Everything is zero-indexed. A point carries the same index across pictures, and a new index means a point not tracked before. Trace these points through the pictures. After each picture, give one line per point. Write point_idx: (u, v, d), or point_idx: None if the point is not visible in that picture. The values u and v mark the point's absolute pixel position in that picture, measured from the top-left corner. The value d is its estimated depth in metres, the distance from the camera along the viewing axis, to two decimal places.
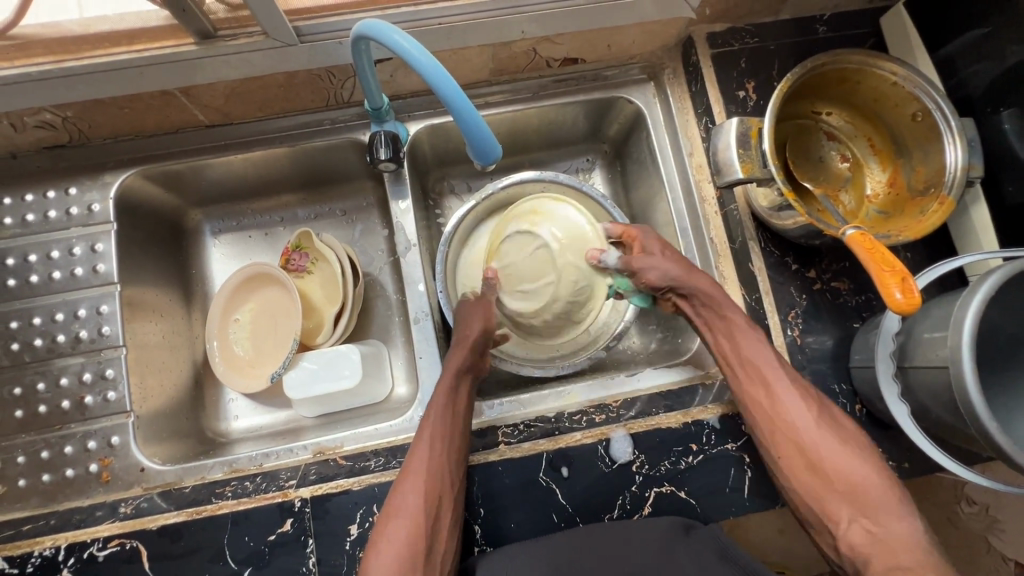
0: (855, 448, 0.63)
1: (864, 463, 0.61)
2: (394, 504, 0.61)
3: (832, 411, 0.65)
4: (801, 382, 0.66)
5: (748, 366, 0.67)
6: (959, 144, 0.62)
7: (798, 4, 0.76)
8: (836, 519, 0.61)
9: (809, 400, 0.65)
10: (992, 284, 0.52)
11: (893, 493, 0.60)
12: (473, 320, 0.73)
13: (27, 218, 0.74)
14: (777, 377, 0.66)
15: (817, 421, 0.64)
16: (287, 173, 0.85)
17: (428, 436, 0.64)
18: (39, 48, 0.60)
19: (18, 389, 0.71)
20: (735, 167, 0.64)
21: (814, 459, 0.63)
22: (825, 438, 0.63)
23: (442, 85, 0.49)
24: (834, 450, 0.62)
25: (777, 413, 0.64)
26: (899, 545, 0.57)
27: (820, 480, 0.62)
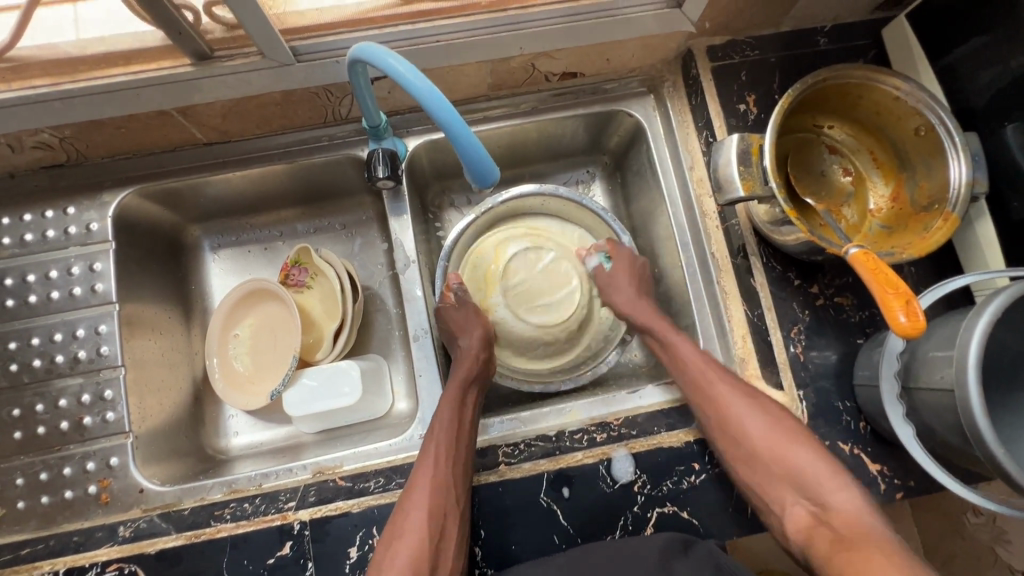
0: (789, 431, 0.63)
1: (801, 445, 0.62)
2: (397, 525, 0.60)
3: (761, 397, 0.66)
4: (727, 375, 0.68)
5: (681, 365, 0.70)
6: (964, 160, 0.61)
7: (799, 16, 0.75)
8: (781, 506, 0.62)
9: (738, 391, 0.66)
10: (997, 307, 0.51)
11: (831, 469, 0.60)
12: (473, 324, 0.75)
13: (26, 238, 0.74)
14: (707, 373, 0.68)
15: (750, 408, 0.65)
16: (286, 188, 0.85)
17: (431, 453, 0.63)
18: (36, 70, 0.60)
19: (17, 410, 0.71)
20: (735, 184, 0.63)
21: (752, 447, 0.63)
22: (757, 424, 0.64)
23: (437, 109, 0.49)
24: (768, 436, 0.63)
25: (710, 407, 0.66)
26: (844, 523, 0.57)
27: (761, 468, 0.63)
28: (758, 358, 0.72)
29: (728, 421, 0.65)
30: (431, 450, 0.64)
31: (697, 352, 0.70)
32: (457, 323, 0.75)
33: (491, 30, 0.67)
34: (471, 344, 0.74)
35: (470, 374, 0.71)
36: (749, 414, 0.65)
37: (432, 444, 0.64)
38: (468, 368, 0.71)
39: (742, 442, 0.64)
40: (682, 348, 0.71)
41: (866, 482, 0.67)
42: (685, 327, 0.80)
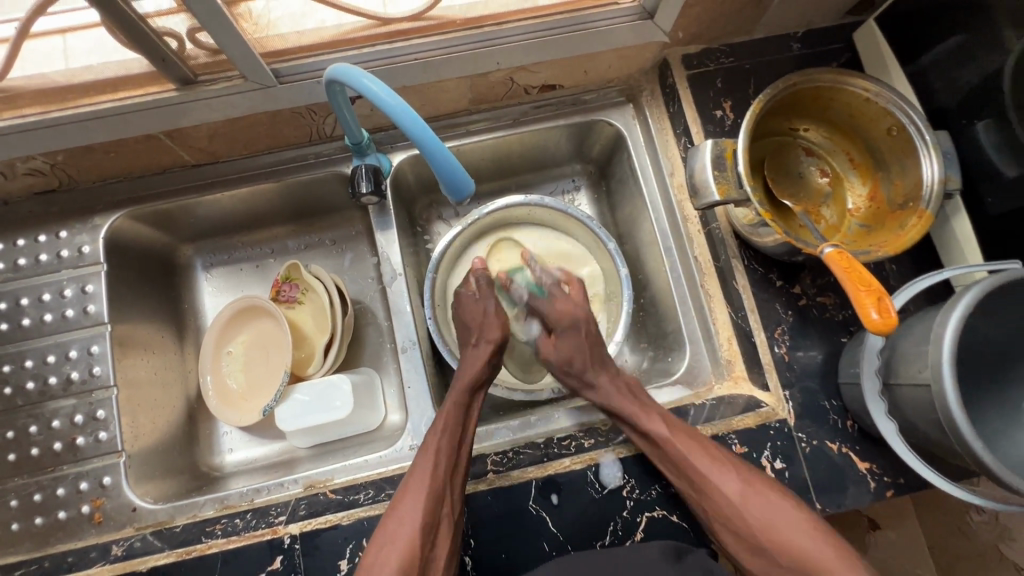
0: (791, 515, 0.59)
1: (805, 529, 0.58)
2: (389, 525, 0.60)
3: (755, 478, 0.62)
4: (725, 459, 0.63)
5: (675, 458, 0.63)
6: (935, 157, 0.62)
7: (770, 24, 0.77)
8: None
9: (732, 477, 0.61)
10: (970, 299, 0.52)
11: (838, 553, 0.56)
12: (490, 329, 0.75)
13: (20, 262, 0.75)
14: (697, 463, 0.62)
15: (745, 496, 0.60)
16: (275, 206, 0.86)
17: (430, 458, 0.64)
18: (25, 100, 0.62)
19: (11, 432, 0.71)
20: (710, 189, 0.64)
21: (757, 538, 0.60)
22: (760, 513, 0.59)
23: (412, 127, 0.50)
24: (766, 524, 0.59)
25: (704, 497, 0.61)
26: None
27: (765, 556, 0.60)
28: (744, 360, 0.74)
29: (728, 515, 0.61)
30: (430, 453, 0.64)
31: (688, 438, 0.64)
32: (477, 320, 0.76)
33: (468, 46, 0.69)
34: (481, 349, 0.74)
35: (476, 380, 0.71)
36: (749, 505, 0.60)
37: (431, 447, 0.65)
38: (473, 374, 0.71)
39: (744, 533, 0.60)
40: (669, 440, 0.64)
41: (856, 481, 0.67)
42: (672, 331, 0.81)
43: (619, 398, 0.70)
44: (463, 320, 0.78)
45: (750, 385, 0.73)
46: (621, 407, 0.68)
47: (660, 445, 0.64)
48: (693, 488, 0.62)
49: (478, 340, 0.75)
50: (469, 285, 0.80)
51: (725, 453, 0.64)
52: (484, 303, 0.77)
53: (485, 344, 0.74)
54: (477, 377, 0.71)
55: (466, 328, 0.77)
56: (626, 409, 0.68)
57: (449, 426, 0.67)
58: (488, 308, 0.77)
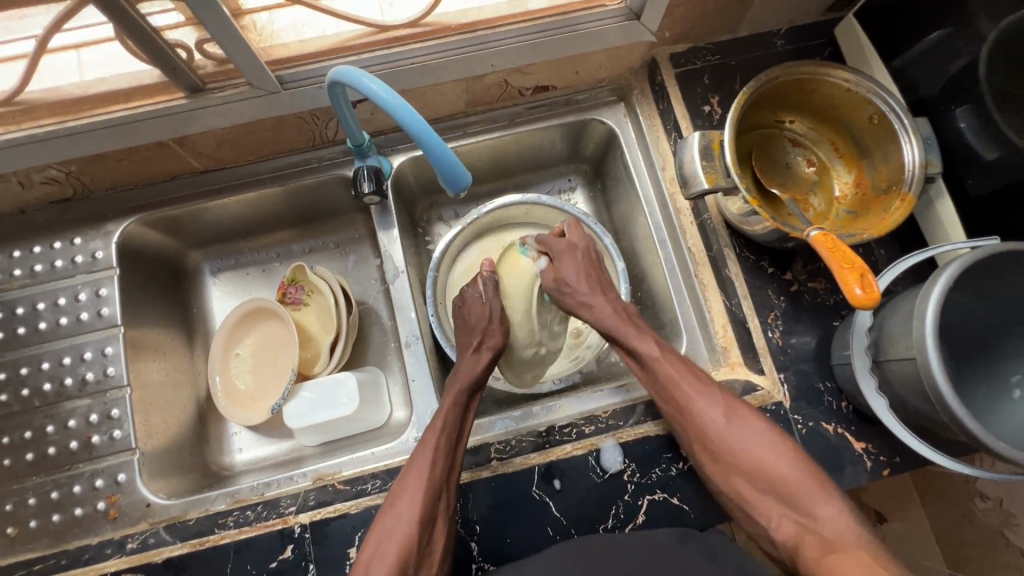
0: (771, 439, 0.62)
1: (783, 453, 0.60)
2: (387, 520, 0.61)
3: (737, 404, 0.64)
4: (709, 382, 0.66)
5: (663, 378, 0.67)
6: (915, 142, 0.65)
7: (754, 22, 0.80)
8: (762, 516, 0.60)
9: (715, 397, 0.65)
10: (952, 273, 0.55)
11: (815, 480, 0.58)
12: (492, 335, 0.78)
13: (36, 268, 0.78)
14: (685, 383, 0.65)
15: (728, 418, 0.63)
16: (280, 211, 0.89)
17: (428, 455, 0.65)
18: (43, 111, 0.65)
19: (29, 432, 0.74)
20: (700, 178, 0.67)
21: (734, 460, 0.61)
22: (740, 436, 0.62)
23: (411, 123, 0.53)
24: (743, 445, 0.62)
25: (687, 418, 0.64)
26: (833, 533, 0.55)
27: (740, 478, 0.61)
28: (740, 347, 0.75)
29: (710, 436, 0.63)
30: (428, 451, 0.65)
31: (676, 362, 0.68)
32: (480, 321, 0.78)
33: (463, 50, 0.72)
34: (481, 355, 0.76)
35: (474, 384, 0.73)
36: (730, 427, 0.63)
37: (429, 445, 0.66)
38: (471, 377, 0.73)
39: (724, 457, 0.62)
40: (657, 359, 0.68)
41: (852, 461, 0.68)
42: (667, 322, 0.82)
43: (612, 322, 0.73)
44: (463, 319, 0.80)
45: (746, 370, 0.73)
46: (612, 329, 0.73)
47: (648, 365, 0.68)
48: (678, 408, 0.65)
49: (480, 345, 0.77)
50: (476, 285, 0.82)
51: (710, 378, 0.67)
52: (487, 305, 0.80)
53: (486, 351, 0.76)
54: (475, 381, 0.73)
55: (467, 331, 0.78)
56: (618, 336, 0.72)
57: (447, 425, 0.68)
58: (492, 309, 0.79)
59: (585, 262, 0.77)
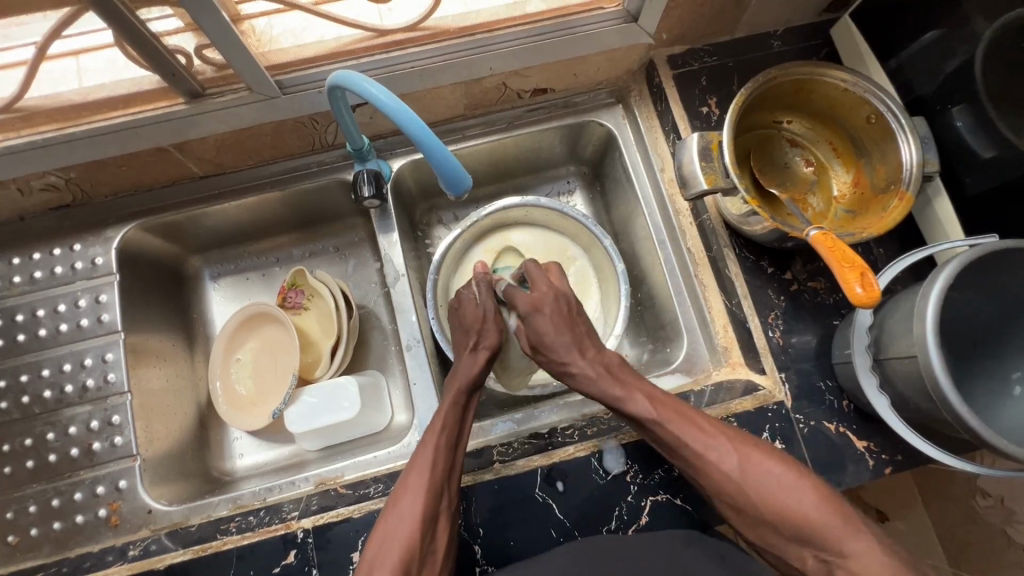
0: (790, 482, 0.59)
1: (803, 495, 0.58)
2: (388, 521, 0.61)
3: (749, 447, 0.62)
4: (714, 429, 0.63)
5: (664, 435, 0.64)
6: (912, 141, 0.66)
7: (751, 23, 0.80)
8: (794, 560, 0.58)
9: (724, 447, 0.62)
10: (951, 271, 0.55)
11: (839, 516, 0.56)
12: (489, 335, 0.76)
13: (35, 275, 0.78)
14: (688, 440, 0.62)
15: (740, 467, 0.60)
16: (280, 215, 0.89)
17: (428, 455, 0.64)
18: (43, 118, 0.65)
19: (29, 440, 0.73)
20: (699, 179, 0.67)
21: (754, 509, 0.59)
22: (755, 484, 0.59)
23: (411, 126, 0.53)
24: (762, 493, 0.59)
25: (698, 474, 0.62)
26: (864, 571, 0.52)
27: (766, 527, 0.59)
28: (740, 347, 0.75)
29: (726, 490, 0.61)
30: (429, 450, 0.65)
31: (677, 414, 0.64)
32: (477, 323, 0.76)
33: (461, 53, 0.72)
34: (479, 355, 0.74)
35: (472, 386, 0.72)
36: (746, 478, 0.60)
37: (429, 443, 0.65)
38: (469, 376, 0.72)
39: (744, 508, 0.60)
40: (654, 419, 0.64)
41: (854, 460, 0.68)
42: (668, 323, 0.82)
43: (601, 380, 0.69)
44: (461, 321, 0.78)
45: (746, 370, 0.74)
46: (601, 391, 0.69)
47: (646, 424, 0.65)
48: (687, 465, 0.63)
49: (476, 345, 0.75)
50: (471, 287, 0.80)
51: (716, 424, 0.64)
52: (479, 308, 0.77)
53: (483, 351, 0.75)
54: (475, 382, 0.72)
55: (465, 333, 0.77)
56: (607, 393, 0.68)
57: (447, 426, 0.67)
58: (486, 309, 0.77)
59: (559, 317, 0.73)
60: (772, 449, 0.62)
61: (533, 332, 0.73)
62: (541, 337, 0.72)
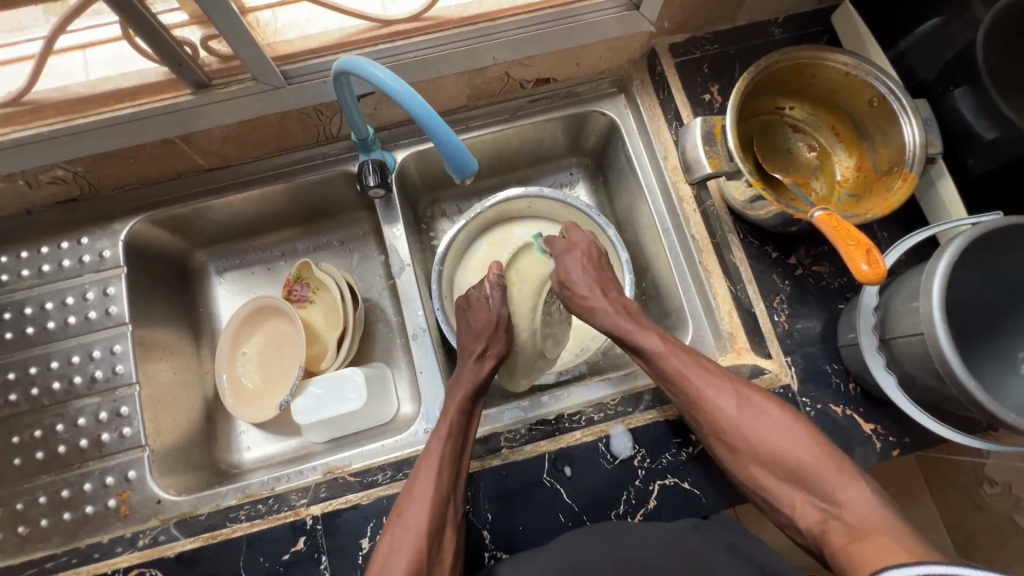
0: (786, 424, 0.61)
1: (798, 439, 0.60)
2: (395, 530, 0.60)
3: (748, 390, 0.64)
4: (717, 372, 0.65)
5: (670, 372, 0.66)
6: (915, 123, 0.66)
7: (751, 11, 0.81)
8: (784, 504, 0.60)
9: (724, 386, 0.64)
10: (955, 249, 0.55)
11: (835, 463, 0.58)
12: (494, 341, 0.77)
13: (43, 268, 0.79)
14: (691, 376, 0.65)
15: (739, 406, 0.63)
16: (285, 209, 0.90)
17: (433, 461, 0.64)
18: (49, 111, 0.65)
19: (38, 431, 0.74)
20: (703, 163, 0.68)
21: (749, 447, 0.61)
22: (753, 425, 0.62)
23: (417, 110, 0.55)
24: (758, 433, 0.61)
25: (698, 412, 0.64)
26: (859, 520, 0.54)
27: (759, 466, 0.61)
28: (746, 332, 0.75)
29: (723, 427, 0.63)
30: (434, 458, 0.64)
31: (683, 356, 0.67)
32: (484, 326, 0.77)
33: (465, 43, 0.72)
34: (485, 363, 0.75)
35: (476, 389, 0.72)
36: (743, 416, 0.62)
37: (435, 453, 0.65)
38: (474, 382, 0.72)
39: (738, 447, 0.62)
40: (661, 355, 0.67)
41: (861, 442, 0.68)
42: (673, 310, 0.82)
43: (617, 315, 0.73)
44: (469, 320, 0.79)
45: (752, 355, 0.74)
46: (615, 324, 0.72)
47: (652, 360, 0.68)
48: (686, 401, 0.65)
49: (483, 352, 0.76)
50: (483, 288, 0.81)
51: (719, 369, 0.66)
52: (488, 308, 0.79)
53: (489, 358, 0.76)
54: (478, 387, 0.72)
55: (472, 336, 0.77)
56: (620, 329, 0.72)
57: (452, 431, 0.67)
58: (498, 316, 0.78)
59: (587, 260, 0.78)
60: (769, 396, 0.64)
61: (563, 270, 0.78)
62: (570, 276, 0.77)
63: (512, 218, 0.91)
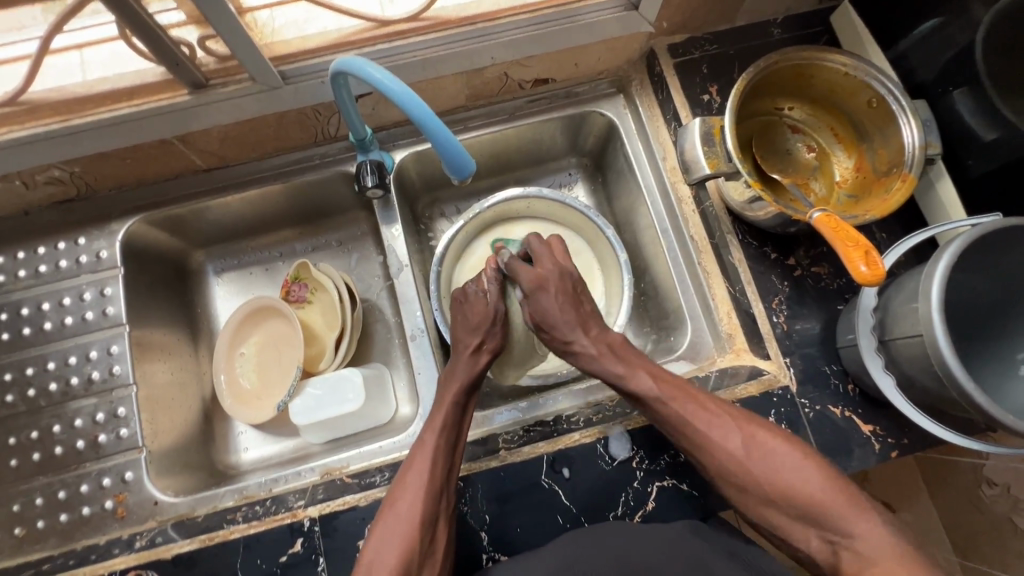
0: (795, 459, 0.60)
1: (808, 473, 0.59)
2: (386, 521, 0.61)
3: (753, 427, 0.63)
4: (721, 411, 0.64)
5: (670, 417, 0.64)
6: (914, 124, 0.66)
7: (751, 11, 0.81)
8: (798, 540, 0.59)
9: (727, 424, 0.63)
10: (955, 250, 0.55)
11: (847, 496, 0.57)
12: (491, 336, 0.74)
13: (40, 269, 0.79)
14: (692, 421, 0.63)
15: (746, 447, 0.61)
16: (283, 209, 0.89)
17: (427, 452, 0.64)
18: (46, 111, 0.65)
19: (35, 433, 0.74)
20: (701, 164, 0.68)
21: (759, 488, 0.60)
22: (762, 466, 0.60)
23: (415, 111, 0.54)
24: (768, 471, 0.60)
25: (703, 455, 0.62)
26: (873, 551, 0.54)
27: (770, 505, 0.60)
28: (747, 332, 0.74)
29: (731, 469, 0.61)
30: (428, 449, 0.65)
31: (685, 397, 0.65)
32: (482, 319, 0.74)
33: (463, 43, 0.72)
34: (480, 358, 0.73)
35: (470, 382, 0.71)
36: (751, 457, 0.61)
37: (428, 445, 0.65)
38: (469, 377, 0.71)
39: (748, 486, 0.61)
40: (658, 400, 0.65)
41: (860, 444, 0.68)
42: (671, 311, 0.82)
43: (605, 358, 0.69)
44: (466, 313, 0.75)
45: (752, 356, 0.73)
46: (604, 370, 0.69)
47: (650, 405, 0.65)
48: (688, 446, 0.63)
49: (479, 346, 0.73)
50: (481, 282, 0.77)
51: (722, 406, 0.65)
52: (483, 301, 0.75)
53: (485, 353, 0.74)
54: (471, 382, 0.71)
55: (469, 330, 0.74)
56: (611, 372, 0.69)
57: (448, 425, 0.67)
58: (496, 310, 0.75)
59: (563, 294, 0.72)
60: (774, 428, 0.63)
61: (535, 310, 0.72)
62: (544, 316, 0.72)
63: (512, 218, 0.91)
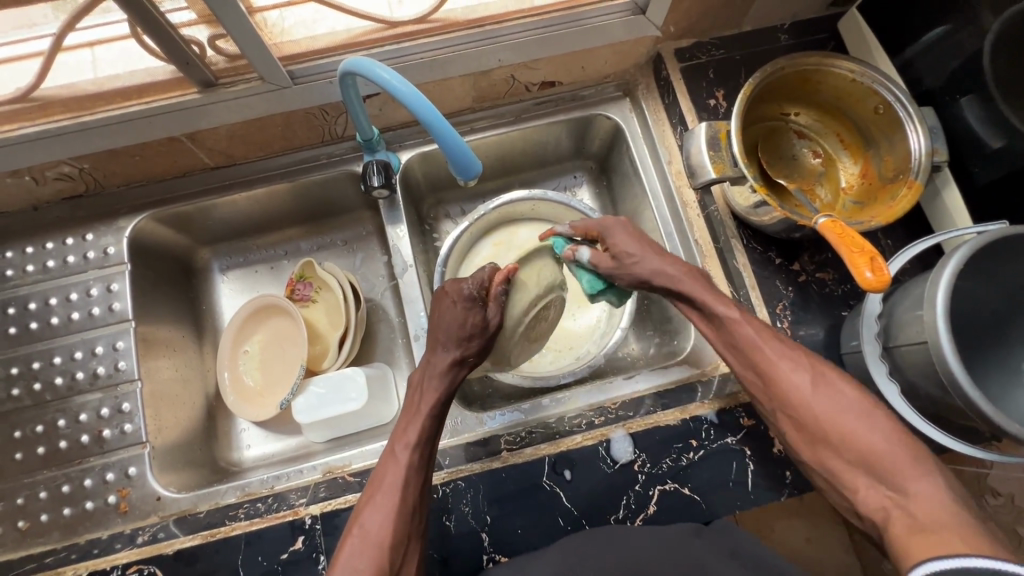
0: (861, 407, 0.58)
1: (875, 422, 0.56)
2: (355, 538, 0.59)
3: (825, 367, 0.61)
4: (792, 348, 0.63)
5: (739, 344, 0.64)
6: (921, 130, 0.66)
7: (757, 16, 0.81)
8: (847, 487, 0.57)
9: (794, 361, 0.62)
10: (961, 257, 0.55)
11: (910, 451, 0.54)
12: (470, 344, 0.69)
13: (48, 264, 0.79)
14: (765, 345, 0.63)
15: (813, 384, 0.60)
16: (289, 208, 0.90)
17: (396, 468, 0.62)
18: (58, 108, 0.66)
19: (39, 426, 0.74)
20: (707, 168, 0.68)
21: (818, 428, 0.59)
22: (828, 402, 0.59)
23: (422, 111, 0.55)
24: (831, 413, 0.58)
25: (768, 383, 0.62)
26: (925, 513, 0.50)
27: (827, 446, 0.58)
28: None
29: (792, 404, 0.60)
30: (400, 468, 0.62)
31: (756, 327, 0.64)
32: (464, 327, 0.68)
33: (471, 45, 0.73)
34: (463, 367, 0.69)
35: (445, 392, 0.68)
36: (816, 395, 0.60)
37: (401, 461, 0.63)
38: (446, 388, 0.68)
39: (804, 424, 0.60)
40: (736, 321, 0.64)
41: None
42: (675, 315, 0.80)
43: (684, 282, 0.68)
44: (450, 321, 0.68)
45: None
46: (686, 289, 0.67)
47: (725, 326, 0.65)
48: (759, 377, 0.63)
49: (463, 357, 0.69)
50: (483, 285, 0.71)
51: (793, 345, 0.64)
52: (478, 313, 0.69)
53: (467, 364, 0.69)
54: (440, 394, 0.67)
55: (458, 329, 0.68)
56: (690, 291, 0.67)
57: (423, 439, 0.64)
58: (488, 320, 0.70)
59: (630, 232, 0.72)
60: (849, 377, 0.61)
61: (615, 243, 0.71)
62: (623, 250, 0.70)
63: (517, 222, 0.92)
